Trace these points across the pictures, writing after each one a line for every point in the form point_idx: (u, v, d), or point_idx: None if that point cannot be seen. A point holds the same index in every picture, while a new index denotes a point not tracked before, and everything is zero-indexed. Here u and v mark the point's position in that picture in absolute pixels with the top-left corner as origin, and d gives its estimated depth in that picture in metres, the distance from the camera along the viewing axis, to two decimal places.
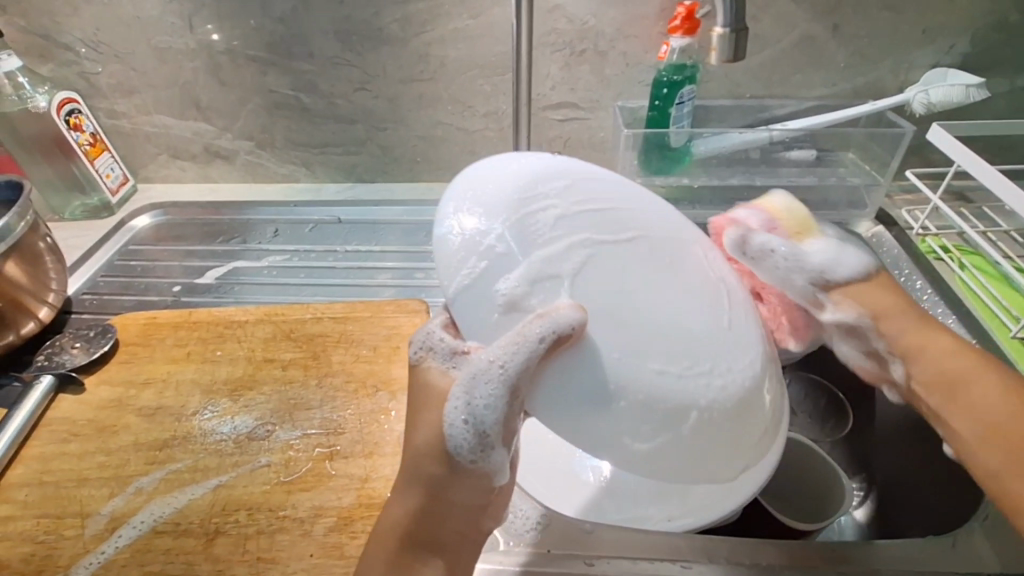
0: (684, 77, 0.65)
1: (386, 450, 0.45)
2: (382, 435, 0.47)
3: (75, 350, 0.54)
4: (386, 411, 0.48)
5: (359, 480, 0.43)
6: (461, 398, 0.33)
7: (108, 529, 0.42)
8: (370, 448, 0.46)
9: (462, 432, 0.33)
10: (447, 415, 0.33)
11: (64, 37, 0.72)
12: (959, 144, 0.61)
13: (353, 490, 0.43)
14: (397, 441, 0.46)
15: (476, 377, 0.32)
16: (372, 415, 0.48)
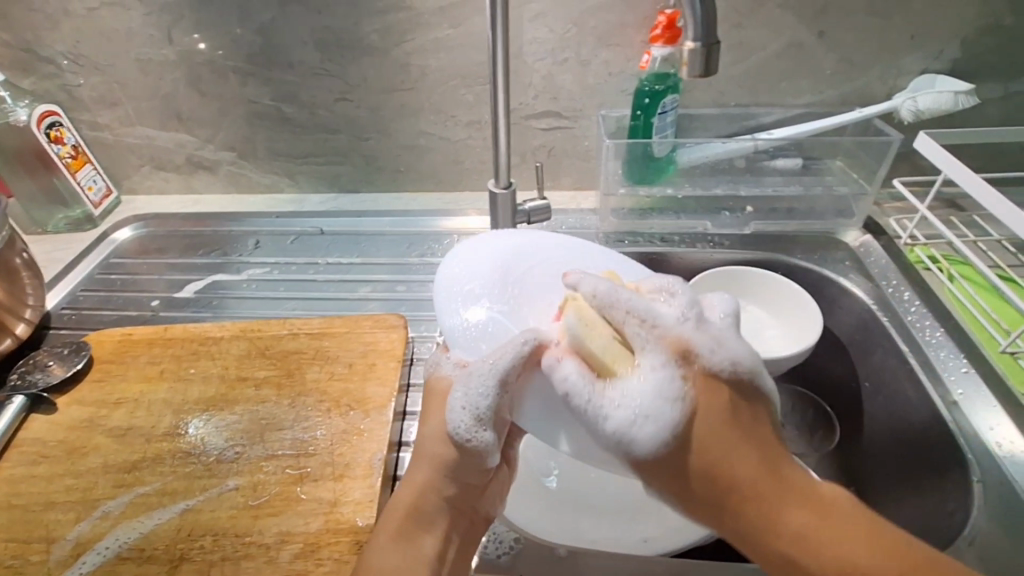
0: (667, 87, 0.64)
1: (357, 472, 0.45)
2: (355, 455, 0.46)
3: (49, 369, 0.53)
4: (359, 430, 0.48)
5: (329, 503, 0.43)
6: (461, 395, 0.34)
7: (73, 555, 0.41)
8: (342, 468, 0.45)
9: (461, 417, 0.34)
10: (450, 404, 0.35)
11: (44, 49, 0.72)
12: (947, 155, 0.60)
13: (322, 514, 0.42)
14: (370, 460, 0.46)
15: (474, 375, 0.34)
16: (346, 433, 0.48)
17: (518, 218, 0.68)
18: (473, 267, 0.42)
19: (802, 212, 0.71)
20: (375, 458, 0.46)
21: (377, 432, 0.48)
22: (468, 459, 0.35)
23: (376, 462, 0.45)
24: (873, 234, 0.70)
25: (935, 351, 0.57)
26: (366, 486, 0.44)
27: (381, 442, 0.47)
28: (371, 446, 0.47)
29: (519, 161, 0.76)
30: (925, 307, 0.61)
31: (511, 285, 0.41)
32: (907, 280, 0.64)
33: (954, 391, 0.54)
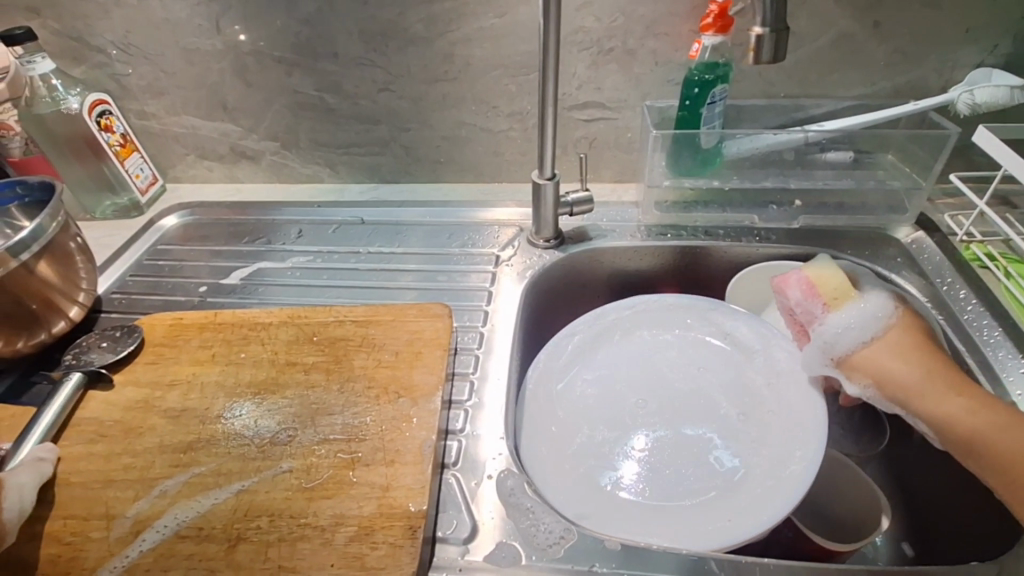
0: (716, 76, 0.63)
1: (405, 458, 0.45)
2: (403, 442, 0.46)
3: (102, 349, 0.54)
4: (407, 417, 0.48)
5: (378, 487, 0.43)
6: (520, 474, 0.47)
7: (133, 532, 0.42)
8: (393, 454, 0.45)
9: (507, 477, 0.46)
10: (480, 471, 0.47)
11: (96, 39, 0.73)
12: (1007, 148, 0.58)
13: (376, 497, 0.42)
14: (419, 446, 0.46)
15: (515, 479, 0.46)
16: (397, 419, 0.48)
17: (560, 210, 0.68)
18: (672, 481, 0.49)
19: (851, 207, 0.69)
20: (425, 446, 0.46)
21: (423, 420, 0.48)
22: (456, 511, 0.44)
23: (426, 450, 0.45)
24: (925, 230, 0.68)
25: (993, 350, 0.55)
26: (417, 471, 0.44)
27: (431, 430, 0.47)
28: (419, 434, 0.47)
29: (560, 153, 0.76)
30: (983, 306, 0.59)
31: (651, 476, 0.49)
32: (962, 277, 0.62)
33: (1014, 391, 0.51)
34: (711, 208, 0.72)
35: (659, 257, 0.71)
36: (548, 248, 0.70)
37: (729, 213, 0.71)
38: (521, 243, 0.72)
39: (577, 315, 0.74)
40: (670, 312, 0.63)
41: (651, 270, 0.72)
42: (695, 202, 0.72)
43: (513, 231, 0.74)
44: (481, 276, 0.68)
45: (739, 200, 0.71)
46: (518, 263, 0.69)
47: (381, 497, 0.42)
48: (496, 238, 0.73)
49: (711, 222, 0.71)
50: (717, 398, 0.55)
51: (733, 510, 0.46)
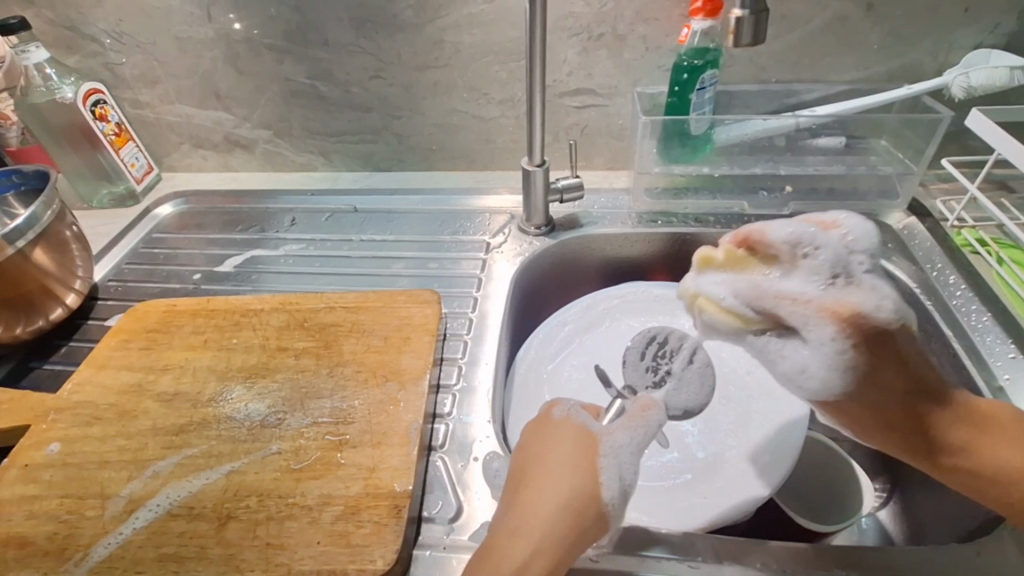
0: (706, 62, 0.63)
1: (607, 484, 0.38)
2: (606, 465, 0.39)
3: (36, 251, 0.58)
4: (599, 439, 0.40)
5: (566, 501, 0.37)
6: (611, 464, 0.39)
7: (127, 511, 0.43)
8: (595, 474, 0.38)
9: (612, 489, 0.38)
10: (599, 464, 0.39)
11: (89, 28, 0.74)
12: (1001, 131, 0.57)
13: (571, 513, 0.37)
14: (620, 474, 0.39)
15: (621, 452, 0.40)
16: (584, 439, 0.40)
17: (551, 197, 0.68)
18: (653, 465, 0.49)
19: (842, 192, 0.69)
20: (627, 475, 0.39)
21: (615, 441, 0.40)
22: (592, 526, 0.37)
23: (629, 487, 0.39)
24: (917, 216, 0.67)
25: (980, 335, 0.55)
26: (615, 493, 0.38)
27: (629, 459, 0.40)
28: (618, 458, 0.39)
29: (551, 140, 0.76)
30: (972, 290, 0.59)
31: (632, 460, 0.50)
32: (952, 262, 0.62)
33: (1000, 375, 0.52)
34: (702, 194, 0.72)
35: (650, 243, 0.71)
36: (539, 235, 0.71)
37: (719, 200, 0.71)
38: (513, 230, 0.72)
39: (567, 300, 0.75)
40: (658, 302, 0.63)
41: (642, 256, 0.73)
42: (686, 188, 0.72)
43: (505, 218, 0.74)
44: (473, 263, 0.68)
45: (730, 186, 0.71)
46: (509, 250, 0.70)
47: (574, 518, 0.37)
48: (488, 225, 0.74)
49: (701, 208, 0.72)
50: None
51: (709, 490, 0.47)
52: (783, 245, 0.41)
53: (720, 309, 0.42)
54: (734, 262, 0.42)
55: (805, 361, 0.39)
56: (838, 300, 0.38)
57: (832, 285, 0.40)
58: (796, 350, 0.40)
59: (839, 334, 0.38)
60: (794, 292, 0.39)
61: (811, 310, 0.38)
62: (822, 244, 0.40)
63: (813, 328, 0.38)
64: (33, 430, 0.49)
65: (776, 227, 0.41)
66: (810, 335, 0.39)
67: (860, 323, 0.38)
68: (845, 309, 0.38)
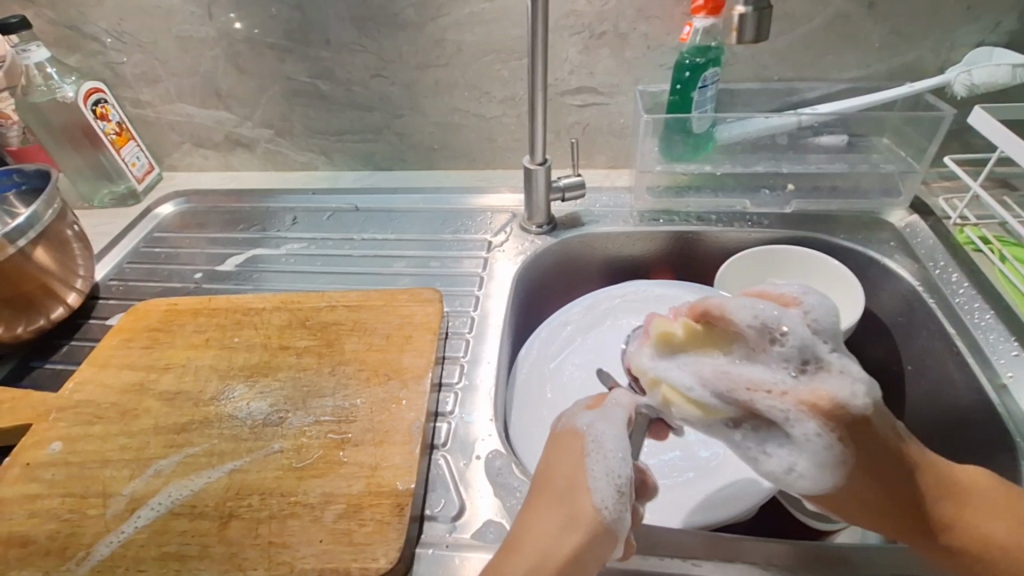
0: (708, 60, 0.62)
1: (597, 489, 0.36)
2: (592, 465, 0.37)
3: (37, 249, 0.58)
4: (584, 437, 0.38)
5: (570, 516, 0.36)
6: (602, 472, 0.36)
7: (128, 510, 0.43)
8: (584, 481, 0.36)
9: (608, 496, 0.35)
10: (593, 469, 0.36)
11: (90, 27, 0.74)
12: (1004, 129, 0.57)
13: (574, 526, 0.35)
14: (609, 472, 0.36)
15: (602, 453, 0.37)
16: (571, 442, 0.39)
17: (552, 196, 0.68)
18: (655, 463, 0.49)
19: (844, 190, 0.69)
20: (617, 470, 0.36)
21: (599, 432, 0.38)
22: (598, 542, 0.35)
23: (623, 485, 0.36)
24: (919, 214, 0.67)
25: (983, 333, 0.55)
26: (606, 495, 0.35)
27: (616, 449, 0.37)
28: (605, 455, 0.37)
29: (553, 139, 0.76)
30: (975, 288, 0.59)
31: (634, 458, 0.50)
32: (955, 260, 0.62)
33: (1004, 373, 0.51)
34: (703, 192, 0.72)
35: (652, 242, 0.71)
36: (541, 234, 0.70)
37: (721, 198, 0.71)
38: (514, 229, 0.72)
39: (569, 299, 0.75)
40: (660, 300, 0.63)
41: (644, 255, 0.72)
42: (688, 186, 0.71)
43: (506, 217, 0.74)
44: (474, 262, 0.68)
45: (732, 184, 0.71)
46: (511, 249, 0.69)
47: (579, 532, 0.35)
48: (490, 224, 0.74)
49: (704, 207, 0.72)
50: None
51: (712, 487, 0.47)
52: (748, 329, 0.37)
53: (688, 397, 0.39)
54: (694, 339, 0.40)
55: (793, 460, 0.36)
56: (811, 391, 0.35)
57: (801, 375, 0.36)
58: (781, 450, 0.36)
59: (824, 428, 0.34)
60: (765, 382, 0.36)
61: (789, 406, 0.35)
62: (790, 328, 0.36)
63: (796, 424, 0.35)
64: (35, 429, 0.48)
65: (735, 307, 0.38)
66: (794, 432, 0.35)
67: (835, 414, 0.34)
68: (822, 401, 0.35)
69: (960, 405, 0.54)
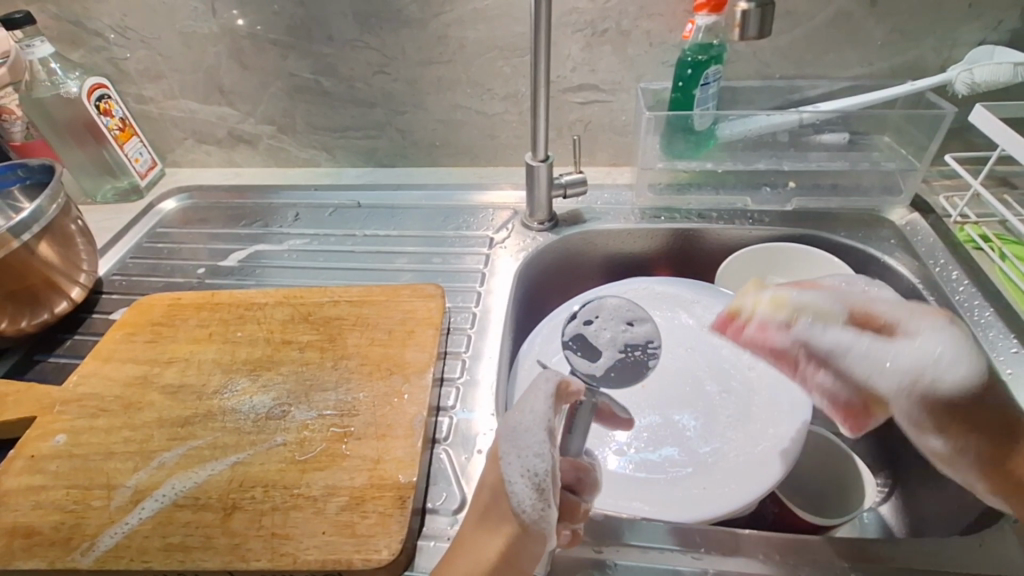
0: (710, 57, 0.62)
1: (513, 492, 0.34)
2: (505, 469, 0.34)
3: (43, 245, 0.58)
4: (497, 443, 0.36)
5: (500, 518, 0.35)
6: (518, 474, 0.34)
7: (132, 501, 0.43)
8: (500, 485, 0.35)
9: (524, 495, 0.34)
10: (507, 471, 0.34)
11: (94, 23, 0.74)
12: (1004, 127, 0.57)
13: (498, 530, 0.35)
14: (524, 471, 0.34)
15: (519, 451, 0.34)
16: (494, 444, 0.37)
17: (554, 192, 0.68)
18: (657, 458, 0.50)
19: (845, 188, 0.69)
20: (534, 469, 0.34)
21: (514, 432, 0.35)
22: (529, 540, 0.34)
23: (540, 482, 0.33)
24: (919, 212, 0.68)
25: (983, 330, 0.55)
26: (524, 498, 0.34)
27: (531, 445, 0.34)
28: (516, 457, 0.34)
29: (554, 136, 0.76)
30: (975, 286, 0.59)
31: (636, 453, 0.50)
32: (956, 258, 0.62)
33: (1003, 370, 0.52)
34: (705, 190, 0.72)
35: (652, 239, 0.71)
36: (542, 230, 0.71)
37: (722, 195, 0.72)
38: (516, 225, 0.73)
39: (570, 296, 0.75)
40: (663, 298, 0.63)
41: (645, 252, 0.73)
42: (689, 184, 0.72)
43: (508, 214, 0.74)
44: (476, 258, 0.69)
45: (734, 182, 0.71)
46: (513, 245, 0.70)
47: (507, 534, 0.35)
48: (491, 220, 0.74)
49: (705, 205, 0.72)
50: (700, 378, 0.55)
51: (713, 484, 0.47)
52: (872, 316, 0.41)
53: (786, 349, 0.44)
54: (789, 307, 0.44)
55: (964, 442, 0.37)
56: (915, 366, 0.38)
57: (903, 367, 0.38)
58: (951, 431, 0.37)
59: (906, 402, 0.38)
60: (886, 357, 0.39)
61: (896, 383, 0.38)
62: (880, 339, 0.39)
63: (883, 380, 0.39)
64: (40, 421, 0.49)
65: (825, 302, 0.43)
66: (883, 395, 0.39)
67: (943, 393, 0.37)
68: (924, 375, 0.37)
69: None
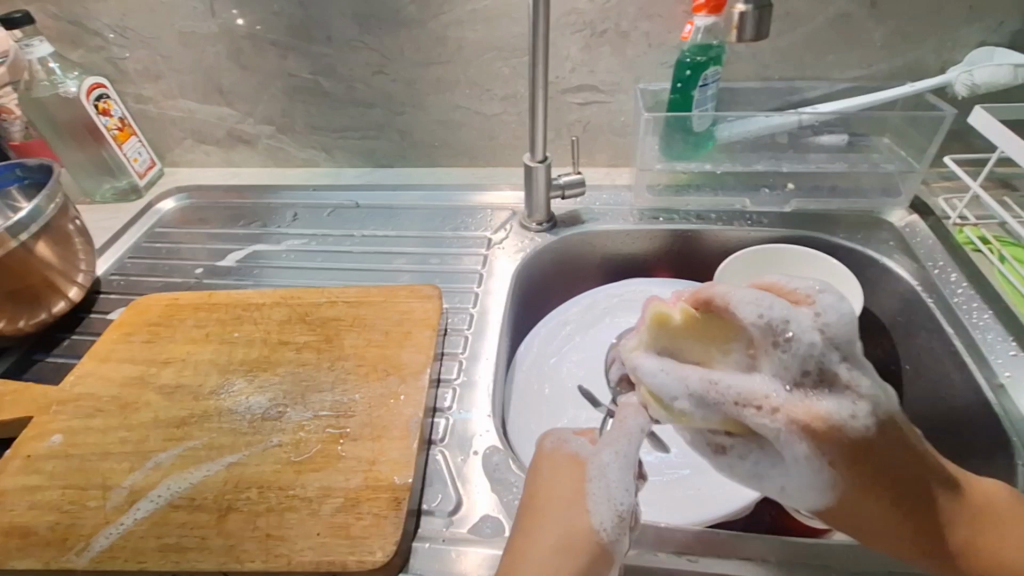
0: (709, 58, 0.62)
1: (595, 512, 0.36)
2: (592, 492, 0.37)
3: (41, 245, 0.58)
4: (586, 465, 0.38)
5: (569, 543, 0.35)
6: (607, 498, 0.36)
7: (128, 502, 0.43)
8: (583, 505, 0.36)
9: (608, 520, 0.36)
10: (594, 497, 0.36)
11: (93, 23, 0.74)
12: (1004, 129, 0.57)
13: (572, 553, 0.35)
14: (611, 499, 0.36)
15: (609, 474, 0.37)
16: (572, 466, 0.38)
17: (553, 193, 0.68)
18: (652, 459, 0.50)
19: (845, 189, 0.69)
20: (619, 498, 0.36)
21: (602, 461, 0.37)
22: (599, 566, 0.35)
23: (624, 511, 0.36)
24: (919, 214, 0.67)
25: (982, 333, 0.55)
26: (605, 520, 0.36)
27: (619, 479, 0.37)
28: (607, 484, 0.37)
29: (553, 136, 0.76)
30: (974, 289, 0.59)
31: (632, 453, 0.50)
32: (954, 261, 0.62)
33: (1001, 373, 0.51)
34: (704, 191, 0.72)
35: (651, 240, 0.71)
36: (541, 231, 0.71)
37: (721, 197, 0.71)
38: (514, 226, 0.72)
39: (569, 296, 0.75)
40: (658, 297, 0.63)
41: (643, 253, 0.73)
42: (688, 185, 0.72)
43: (507, 214, 0.74)
44: (474, 259, 0.69)
45: (733, 183, 0.71)
46: (511, 246, 0.70)
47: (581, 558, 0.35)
48: (490, 221, 0.74)
49: (704, 205, 0.72)
50: None
51: (707, 484, 0.47)
52: (754, 323, 0.33)
53: (670, 409, 0.35)
54: (683, 334, 0.38)
55: (783, 482, 0.35)
56: (805, 408, 0.33)
57: (800, 387, 0.34)
58: (773, 471, 0.35)
59: (814, 451, 0.33)
60: (756, 395, 0.33)
61: (780, 425, 0.33)
62: (799, 328, 0.33)
63: (786, 446, 0.33)
64: (36, 421, 0.49)
65: (742, 299, 0.34)
66: (784, 453, 0.34)
67: (833, 435, 0.33)
68: (816, 421, 0.33)
69: (957, 405, 0.54)
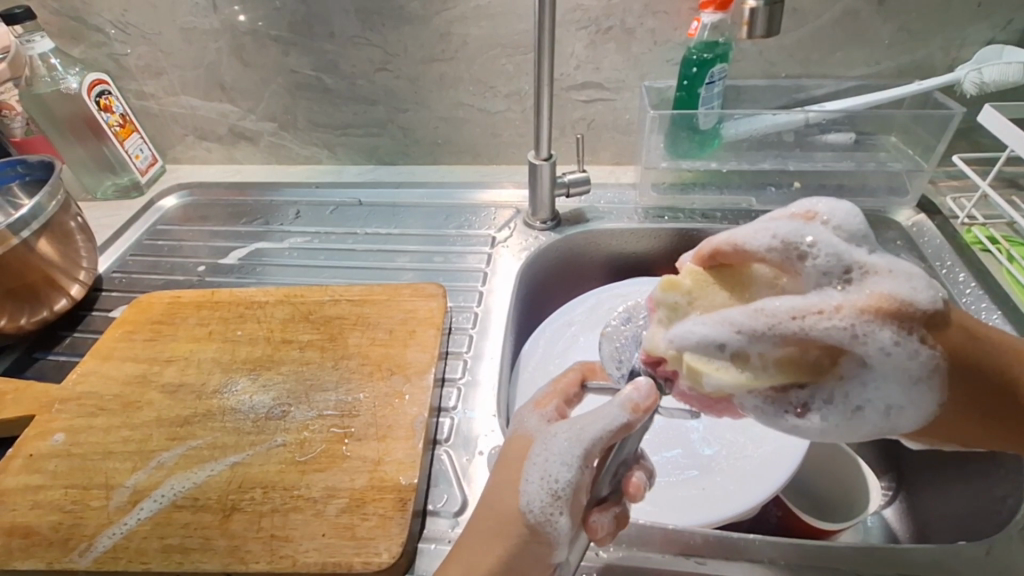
0: (715, 55, 0.62)
1: (524, 491, 0.35)
2: (528, 469, 0.35)
3: (42, 241, 0.58)
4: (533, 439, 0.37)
5: (500, 523, 0.36)
6: (539, 471, 0.35)
7: (131, 502, 0.43)
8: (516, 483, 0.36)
9: (537, 494, 0.34)
10: (527, 471, 0.35)
11: (95, 19, 0.73)
12: (1015, 129, 0.56)
13: (501, 534, 0.35)
14: (545, 475, 0.34)
15: (551, 454, 0.35)
16: (519, 441, 0.38)
17: (557, 191, 0.68)
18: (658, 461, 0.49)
19: (851, 188, 0.68)
20: (554, 474, 0.34)
21: (550, 432, 0.36)
22: (536, 545, 0.35)
23: (557, 489, 0.34)
24: (926, 214, 0.67)
25: None
26: (535, 498, 0.34)
27: (561, 451, 0.34)
28: (545, 454, 0.35)
29: (558, 134, 0.75)
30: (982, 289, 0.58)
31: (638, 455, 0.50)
32: (962, 261, 0.61)
33: None
34: (710, 189, 0.72)
35: (656, 239, 0.71)
36: (545, 230, 0.70)
37: (726, 196, 0.71)
38: (518, 224, 0.72)
39: (573, 295, 0.74)
40: None
41: (647, 252, 0.72)
42: (693, 183, 0.72)
43: (510, 213, 0.74)
44: (477, 257, 0.68)
45: (738, 181, 0.71)
46: (515, 245, 0.69)
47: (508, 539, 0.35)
48: (493, 219, 0.74)
49: (708, 204, 0.71)
50: None
51: (713, 486, 0.47)
52: (771, 249, 0.34)
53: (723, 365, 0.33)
54: (707, 286, 0.36)
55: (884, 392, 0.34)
56: (870, 296, 0.32)
57: (848, 285, 0.33)
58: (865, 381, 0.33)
59: (899, 334, 0.32)
60: (813, 304, 0.31)
61: (850, 320, 0.31)
62: (818, 238, 0.33)
63: (870, 336, 0.31)
64: (38, 420, 0.49)
65: (749, 233, 0.35)
66: (870, 347, 0.31)
67: (904, 312, 0.32)
68: (884, 303, 0.32)
69: None
